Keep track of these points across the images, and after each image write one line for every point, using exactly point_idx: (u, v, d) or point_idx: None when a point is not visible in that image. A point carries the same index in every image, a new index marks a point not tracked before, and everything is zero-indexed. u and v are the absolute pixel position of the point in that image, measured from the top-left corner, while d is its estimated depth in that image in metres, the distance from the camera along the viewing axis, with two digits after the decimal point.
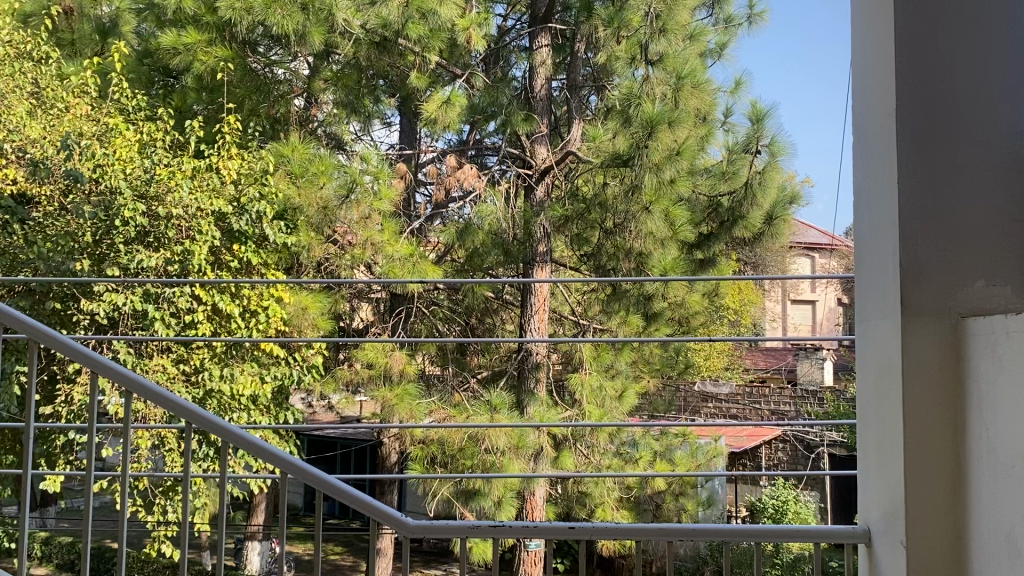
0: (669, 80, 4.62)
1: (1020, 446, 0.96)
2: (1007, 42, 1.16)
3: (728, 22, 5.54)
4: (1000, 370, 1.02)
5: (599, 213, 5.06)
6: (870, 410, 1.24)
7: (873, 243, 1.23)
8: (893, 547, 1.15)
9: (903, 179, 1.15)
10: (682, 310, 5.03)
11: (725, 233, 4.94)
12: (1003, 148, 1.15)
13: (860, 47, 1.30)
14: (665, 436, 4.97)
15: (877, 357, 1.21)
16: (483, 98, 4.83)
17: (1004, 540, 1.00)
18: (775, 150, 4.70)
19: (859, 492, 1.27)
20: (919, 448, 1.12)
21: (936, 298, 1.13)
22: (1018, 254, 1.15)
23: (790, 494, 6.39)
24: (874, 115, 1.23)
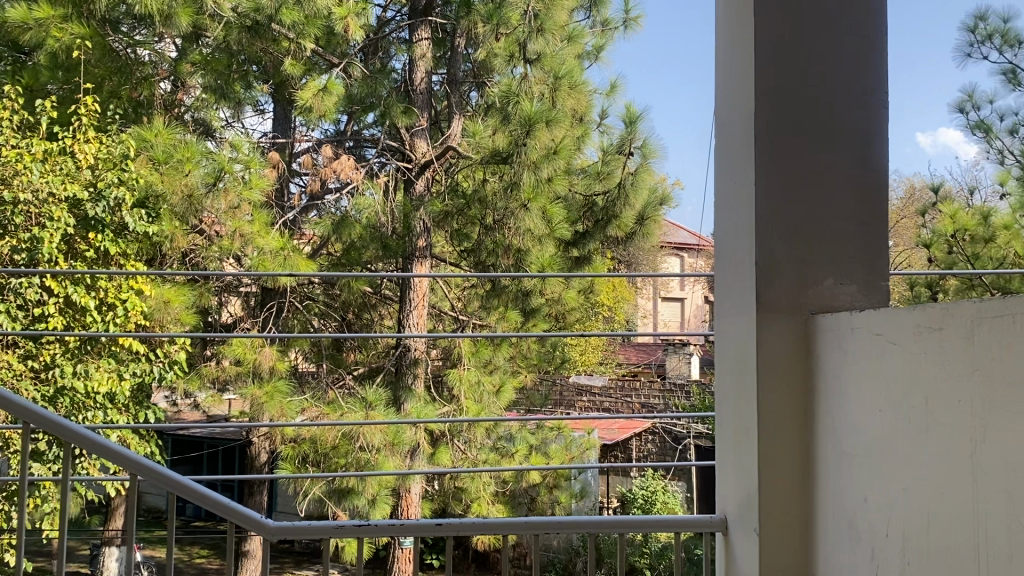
0: (546, 80, 4.69)
1: (863, 435, 1.01)
2: (859, 53, 1.22)
3: (604, 25, 5.64)
4: (844, 368, 1.07)
5: (479, 208, 5.01)
6: (727, 404, 1.29)
7: (732, 243, 1.28)
8: (747, 537, 1.20)
9: (760, 180, 1.19)
10: (558, 306, 5.13)
11: (598, 232, 4.99)
12: (854, 154, 1.21)
13: (723, 53, 1.34)
14: (540, 429, 5.09)
15: (734, 352, 1.26)
16: (362, 89, 4.75)
17: (847, 527, 1.05)
18: (647, 152, 4.87)
19: (717, 481, 1.32)
20: (772, 440, 1.17)
21: (787, 294, 1.19)
22: (864, 254, 1.21)
23: (658, 484, 6.62)
24: (735, 118, 1.28)
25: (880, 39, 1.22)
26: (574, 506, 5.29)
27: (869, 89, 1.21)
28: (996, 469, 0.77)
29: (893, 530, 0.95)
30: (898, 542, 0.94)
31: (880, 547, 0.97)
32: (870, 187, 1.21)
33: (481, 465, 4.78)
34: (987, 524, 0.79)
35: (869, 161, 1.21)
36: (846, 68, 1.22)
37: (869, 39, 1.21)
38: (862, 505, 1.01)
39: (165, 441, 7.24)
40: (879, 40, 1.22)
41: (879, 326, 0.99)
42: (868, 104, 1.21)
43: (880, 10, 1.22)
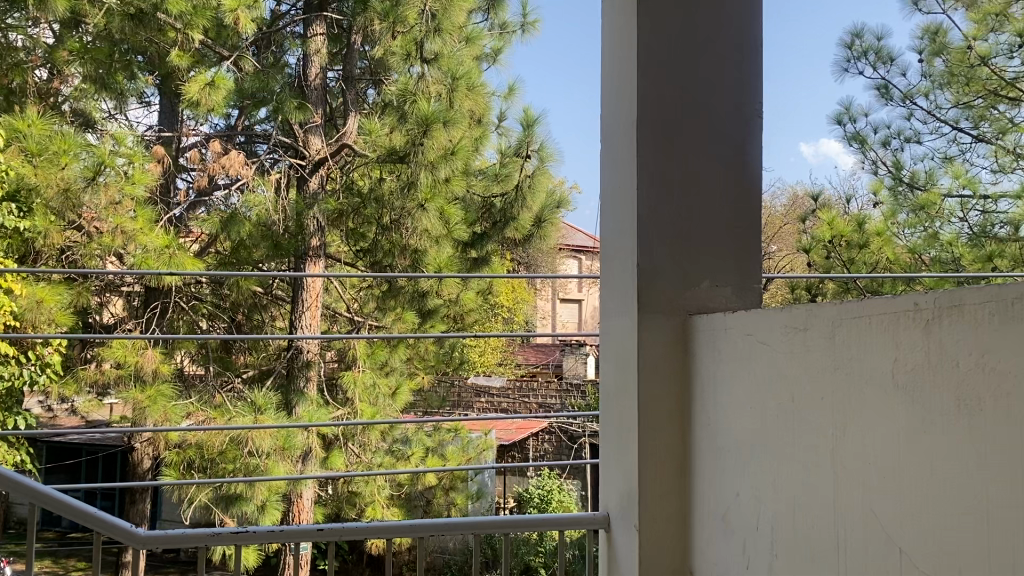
0: (443, 80, 4.70)
1: (737, 431, 1.05)
2: (734, 65, 1.26)
3: (503, 28, 5.69)
4: (719, 368, 1.11)
5: (375, 208, 4.92)
6: (611, 402, 1.32)
7: (616, 245, 1.31)
8: (627, 532, 1.23)
9: (641, 184, 1.22)
10: (456, 307, 5.13)
11: (496, 232, 4.98)
12: (732, 163, 1.25)
13: (608, 58, 1.37)
14: (437, 432, 5.06)
15: (617, 351, 1.29)
16: (253, 83, 4.62)
17: (721, 520, 1.09)
18: (544, 155, 4.94)
19: (599, 479, 1.35)
20: (652, 436, 1.20)
21: (666, 296, 1.22)
22: (739, 258, 1.25)
23: (554, 484, 6.71)
24: (619, 122, 1.31)
25: (754, 52, 1.27)
26: (470, 507, 5.30)
27: (745, 100, 1.26)
28: (854, 462, 0.81)
29: (763, 524, 0.98)
30: (766, 535, 0.97)
31: (751, 539, 1.01)
32: (746, 196, 1.25)
33: (376, 469, 4.71)
34: (845, 514, 0.83)
35: (746, 170, 1.26)
36: (724, 78, 1.26)
37: (745, 53, 1.27)
38: (735, 499, 1.05)
39: (39, 449, 6.85)
40: (754, 55, 1.27)
41: (751, 327, 1.03)
42: (745, 114, 1.26)
43: (755, 26, 1.27)
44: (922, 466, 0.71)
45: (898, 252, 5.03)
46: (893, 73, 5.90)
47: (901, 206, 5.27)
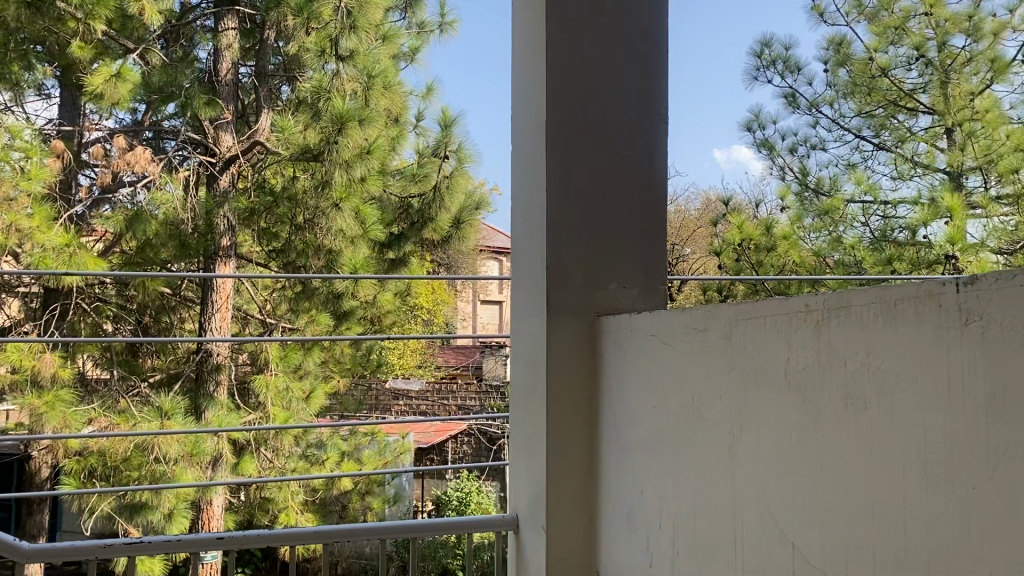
0: (359, 79, 4.66)
1: (641, 431, 1.06)
2: (641, 68, 1.28)
3: (421, 27, 5.65)
4: (625, 369, 1.12)
5: (288, 207, 4.83)
6: (521, 404, 1.32)
7: (526, 246, 1.31)
8: (535, 533, 1.24)
9: (550, 185, 1.22)
10: (372, 309, 5.08)
11: (414, 233, 4.94)
12: (638, 164, 1.27)
13: (520, 58, 1.37)
14: (353, 436, 4.99)
15: (527, 352, 1.29)
16: (161, 77, 4.48)
17: (625, 519, 1.10)
18: (462, 157, 4.99)
19: (511, 479, 1.36)
20: (560, 438, 1.21)
21: (574, 297, 1.22)
22: (647, 259, 1.26)
23: (473, 485, 6.72)
24: (529, 123, 1.31)
25: (660, 56, 1.28)
26: (387, 511, 5.25)
27: (652, 103, 1.28)
28: (751, 460, 0.82)
29: (664, 523, 1.00)
30: (668, 534, 0.99)
31: (653, 537, 1.02)
32: (653, 197, 1.27)
33: (289, 474, 4.61)
34: (741, 513, 0.84)
35: (653, 171, 1.27)
36: (631, 81, 1.27)
37: (650, 56, 1.28)
38: (639, 498, 1.06)
39: None
40: (659, 59, 1.28)
41: (655, 328, 1.04)
42: (652, 117, 1.27)
43: (660, 30, 1.29)
44: (813, 463, 0.73)
45: (804, 255, 5.19)
46: (800, 82, 6.10)
47: (807, 211, 5.47)
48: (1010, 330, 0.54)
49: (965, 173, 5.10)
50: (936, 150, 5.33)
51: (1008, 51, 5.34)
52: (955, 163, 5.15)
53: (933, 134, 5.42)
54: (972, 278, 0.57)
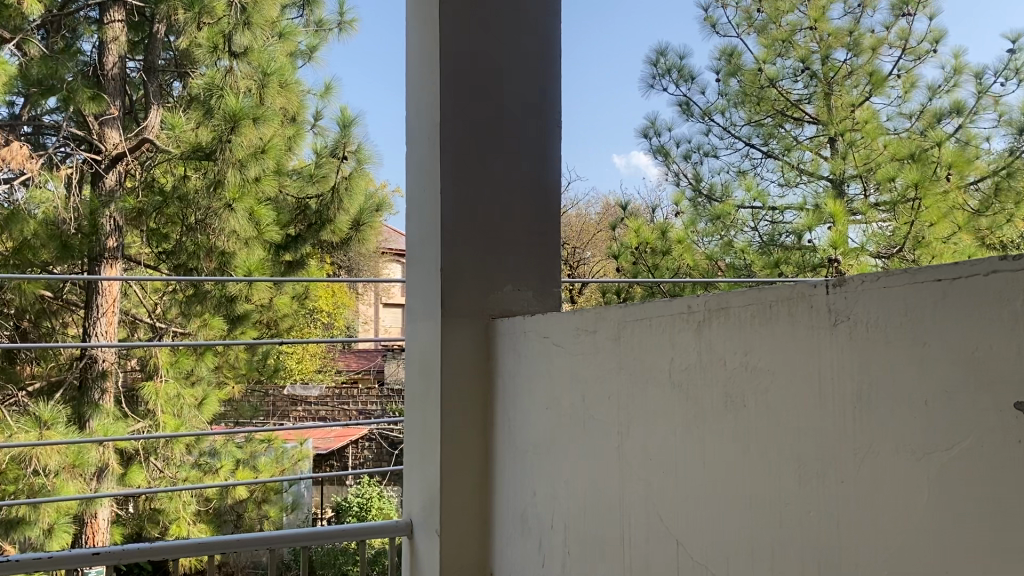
0: (253, 75, 4.56)
1: (535, 431, 1.08)
2: (534, 74, 1.31)
3: (319, 25, 5.54)
4: (519, 371, 1.14)
5: (179, 207, 4.62)
6: (416, 409, 1.33)
7: (419, 248, 1.31)
8: (430, 537, 1.24)
9: (445, 187, 1.23)
10: (269, 313, 4.99)
11: (311, 236, 4.86)
12: (532, 168, 1.30)
13: (413, 60, 1.37)
14: (249, 443, 4.86)
15: (421, 356, 1.30)
16: (40, 69, 4.24)
17: (519, 520, 1.12)
18: (361, 158, 4.94)
19: (406, 484, 1.35)
20: (454, 441, 1.22)
21: (469, 300, 1.23)
22: (540, 262, 1.29)
23: (374, 491, 6.64)
24: (423, 125, 1.31)
25: (554, 63, 1.32)
26: (285, 520, 5.12)
27: (546, 109, 1.31)
28: (638, 459, 0.85)
29: (557, 523, 1.01)
30: (560, 534, 1.00)
31: (546, 538, 1.04)
32: (546, 202, 1.30)
33: (180, 483, 4.45)
34: (627, 510, 0.86)
35: (547, 175, 1.30)
36: (525, 87, 1.30)
37: (544, 63, 1.32)
38: (532, 499, 1.09)
39: None
40: (552, 67, 1.32)
41: (547, 330, 1.06)
42: (546, 123, 1.31)
43: (555, 37, 1.32)
44: (695, 461, 0.75)
45: (697, 259, 5.38)
46: (693, 90, 6.27)
47: (701, 215, 5.63)
48: (874, 330, 0.56)
49: (846, 180, 5.34)
50: (821, 158, 5.60)
51: (885, 66, 5.72)
52: (837, 170, 5.39)
53: (817, 143, 5.69)
54: (841, 279, 0.59)
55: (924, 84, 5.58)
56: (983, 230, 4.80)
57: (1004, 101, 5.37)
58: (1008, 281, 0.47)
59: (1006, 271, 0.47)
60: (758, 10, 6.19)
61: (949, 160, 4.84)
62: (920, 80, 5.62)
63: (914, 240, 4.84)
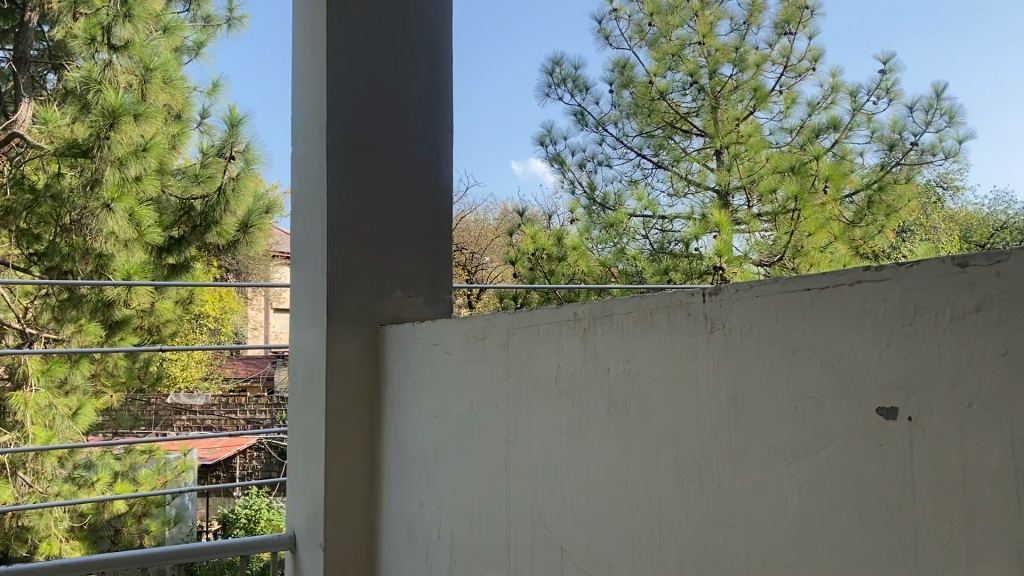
0: (134, 70, 4.35)
1: (423, 439, 1.07)
2: (425, 79, 1.31)
3: (206, 21, 5.38)
4: (407, 378, 1.12)
5: (52, 206, 4.33)
6: (299, 419, 1.29)
7: (304, 252, 1.27)
8: (313, 550, 1.21)
9: (333, 189, 1.20)
10: (150, 318, 4.79)
11: (195, 237, 4.68)
12: (421, 173, 1.29)
13: (298, 59, 1.34)
14: (128, 454, 4.64)
15: (305, 364, 1.27)
16: None
17: (406, 532, 1.10)
18: (250, 158, 4.78)
19: (290, 494, 1.31)
20: (339, 452, 1.20)
21: (356, 307, 1.21)
22: (429, 268, 1.28)
23: (263, 501, 6.45)
24: (308, 125, 1.28)
25: (444, 69, 1.34)
26: (166, 534, 4.92)
27: (435, 114, 1.32)
28: (525, 466, 0.84)
29: (444, 532, 1.00)
30: (447, 543, 0.99)
31: (433, 548, 1.02)
32: (436, 207, 1.30)
33: (52, 499, 4.14)
34: (513, 518, 0.86)
35: (437, 178, 1.30)
36: (414, 91, 1.30)
37: (433, 69, 1.32)
38: (419, 509, 1.07)
39: None
40: (441, 74, 1.33)
41: (436, 337, 1.05)
42: (436, 128, 1.32)
43: (445, 45, 1.34)
44: (580, 465, 0.76)
45: (592, 265, 5.47)
46: (588, 100, 6.34)
47: (594, 223, 5.73)
48: (748, 338, 0.58)
49: (731, 192, 5.55)
50: (708, 169, 5.81)
51: (768, 82, 5.98)
52: (723, 182, 5.59)
53: (704, 154, 5.89)
54: (717, 288, 0.61)
55: (804, 100, 5.84)
56: (858, 240, 5.10)
57: (877, 119, 5.58)
58: (872, 290, 0.49)
59: (870, 281, 0.49)
60: (649, 23, 6.32)
61: (826, 173, 5.05)
62: (800, 96, 5.86)
63: (795, 248, 5.09)
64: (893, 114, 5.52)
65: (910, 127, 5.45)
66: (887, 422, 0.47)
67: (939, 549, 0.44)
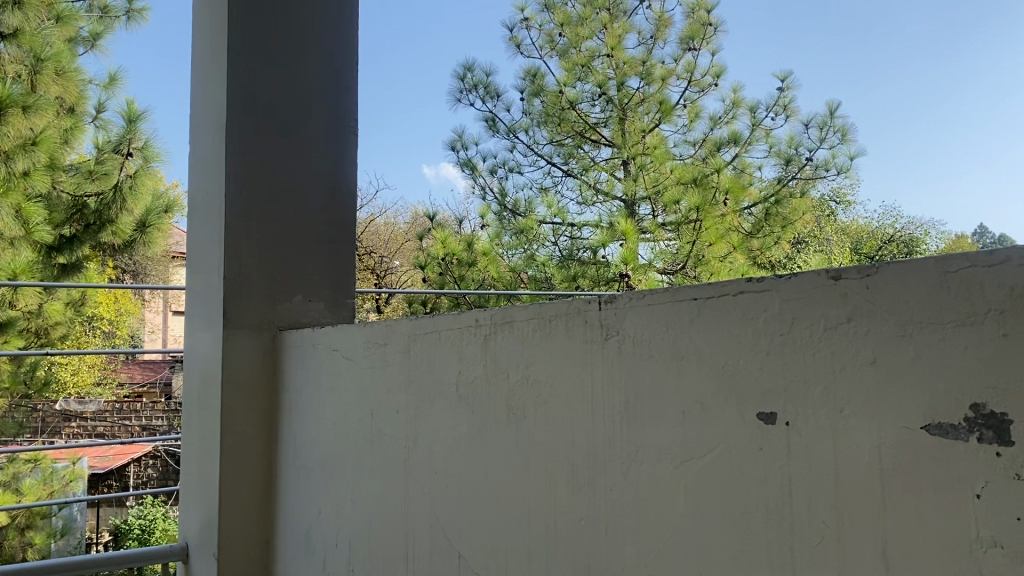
0: (23, 59, 4.15)
1: (322, 446, 1.05)
2: (330, 80, 1.31)
3: (104, 12, 5.13)
4: (306, 385, 1.11)
5: None
6: (193, 427, 1.26)
7: (200, 252, 1.24)
8: (206, 561, 1.18)
9: (234, 190, 1.18)
10: (39, 320, 4.54)
11: (89, 237, 4.48)
12: (324, 175, 1.29)
13: (197, 54, 1.31)
14: (11, 463, 4.38)
15: (200, 370, 1.23)
16: None
17: (303, 541, 1.09)
18: (149, 156, 4.60)
19: (183, 505, 1.27)
20: (233, 460, 1.17)
21: (255, 311, 1.19)
22: (329, 271, 1.28)
23: (159, 511, 6.21)
24: (207, 122, 1.25)
25: (350, 69, 1.34)
26: (51, 547, 4.66)
27: (340, 115, 1.32)
28: (424, 474, 0.84)
29: (342, 540, 0.99)
30: (344, 551, 0.98)
31: (330, 556, 1.01)
32: (338, 210, 1.30)
33: None
34: (411, 528, 0.86)
35: (340, 182, 1.30)
36: (318, 92, 1.30)
37: (339, 70, 1.32)
38: (317, 518, 1.06)
39: None
40: (347, 74, 1.33)
41: (337, 343, 1.03)
42: (340, 130, 1.31)
43: (351, 48, 1.34)
44: (478, 472, 0.76)
45: (502, 271, 5.53)
46: (499, 107, 6.37)
47: (505, 228, 5.76)
48: (641, 345, 0.59)
49: (637, 202, 5.68)
50: (615, 178, 5.90)
51: (673, 96, 6.12)
52: (630, 192, 5.72)
53: (612, 165, 6.00)
54: (612, 296, 0.62)
55: (707, 114, 6.05)
56: (755, 250, 5.27)
57: (774, 134, 5.83)
58: (753, 301, 0.51)
59: (752, 292, 0.51)
60: (560, 33, 6.38)
61: (726, 186, 5.24)
62: (703, 111, 6.06)
63: (696, 257, 5.24)
64: (789, 130, 5.76)
65: (805, 143, 5.70)
66: (765, 426, 0.49)
67: (813, 549, 0.46)
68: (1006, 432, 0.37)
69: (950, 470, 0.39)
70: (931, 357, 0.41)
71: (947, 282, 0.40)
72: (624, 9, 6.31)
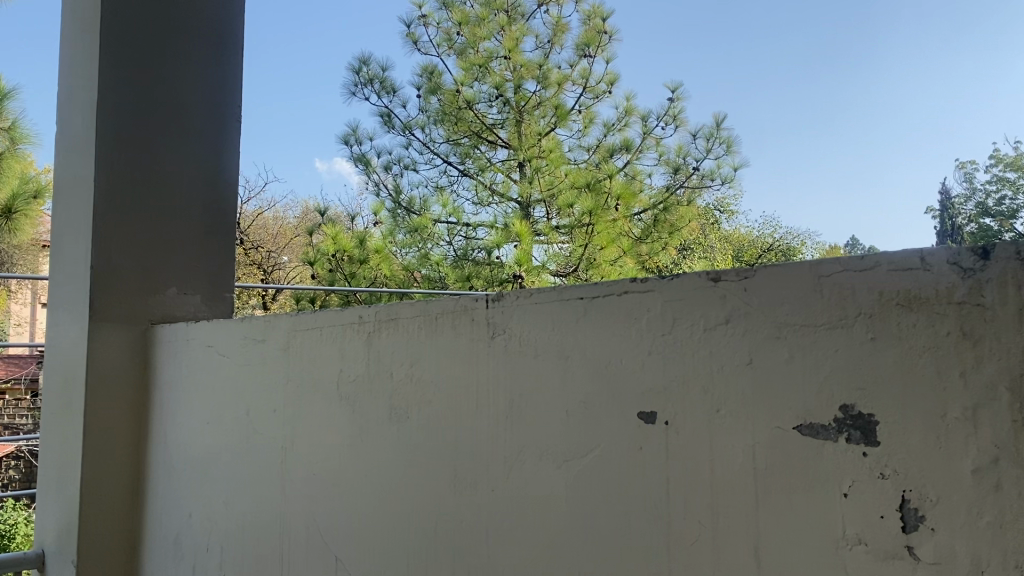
0: None
1: (194, 445, 1.01)
2: (211, 66, 1.26)
3: None
4: (178, 381, 1.05)
5: None
6: (53, 426, 1.18)
7: (66, 237, 1.16)
8: (64, 566, 1.11)
9: (106, 176, 1.11)
10: None
11: None
12: (202, 164, 1.23)
13: (66, 32, 1.23)
14: None
15: (63, 365, 1.15)
16: None
17: (172, 543, 1.04)
18: (16, 137, 4.28)
19: (39, 508, 1.19)
20: (98, 459, 1.10)
21: (126, 304, 1.13)
22: (205, 264, 1.23)
23: (21, 515, 5.81)
24: (76, 102, 1.18)
25: (232, 57, 1.29)
26: None
27: (221, 103, 1.27)
28: (301, 474, 0.81)
29: (213, 543, 0.95)
30: (215, 554, 0.94)
31: (199, 559, 0.97)
32: (216, 202, 1.25)
33: None
34: (286, 529, 0.83)
35: (219, 173, 1.25)
36: (198, 78, 1.24)
37: (220, 57, 1.27)
38: (187, 520, 1.01)
39: None
40: (228, 61, 1.28)
41: (211, 338, 0.99)
42: (220, 118, 1.26)
43: (236, 40, 1.30)
44: (357, 469, 0.74)
45: (395, 268, 5.46)
46: (395, 103, 6.28)
47: (399, 226, 5.68)
48: (526, 345, 0.58)
49: (532, 205, 5.72)
50: (511, 180, 5.93)
51: (568, 101, 6.18)
52: (525, 194, 5.75)
53: (508, 165, 6.00)
54: (498, 294, 0.61)
55: (601, 121, 6.17)
56: (643, 255, 5.46)
57: (663, 143, 6.00)
58: (636, 300, 0.51)
59: (635, 292, 0.51)
60: (458, 32, 6.33)
61: (617, 193, 5.24)
62: (597, 117, 6.17)
63: (587, 261, 5.32)
64: (677, 140, 5.94)
65: (692, 153, 5.87)
66: (645, 426, 0.49)
67: (689, 548, 0.46)
68: (873, 431, 0.38)
69: (820, 469, 0.40)
70: (805, 359, 0.41)
71: (821, 285, 0.41)
72: (522, 13, 6.35)
